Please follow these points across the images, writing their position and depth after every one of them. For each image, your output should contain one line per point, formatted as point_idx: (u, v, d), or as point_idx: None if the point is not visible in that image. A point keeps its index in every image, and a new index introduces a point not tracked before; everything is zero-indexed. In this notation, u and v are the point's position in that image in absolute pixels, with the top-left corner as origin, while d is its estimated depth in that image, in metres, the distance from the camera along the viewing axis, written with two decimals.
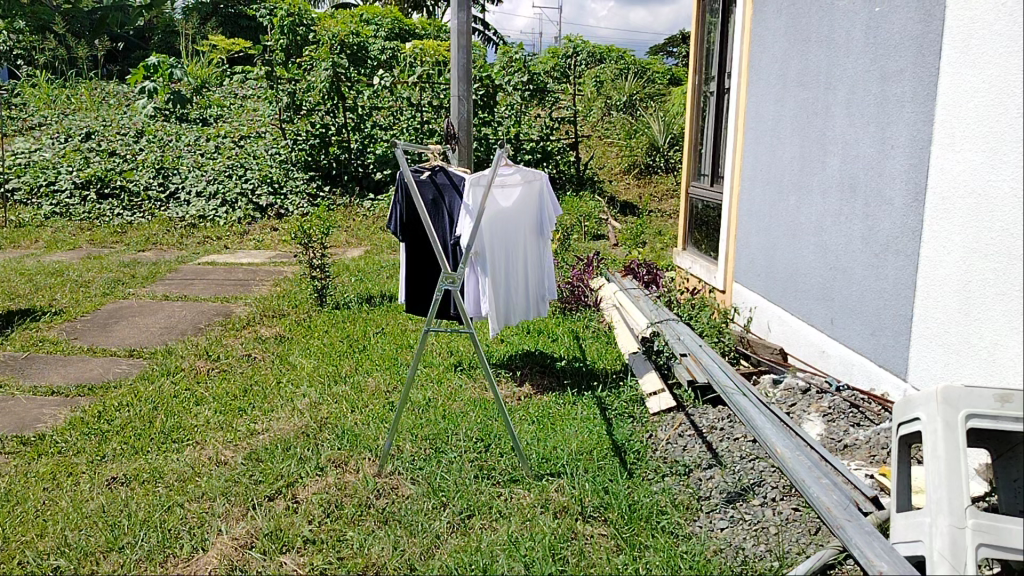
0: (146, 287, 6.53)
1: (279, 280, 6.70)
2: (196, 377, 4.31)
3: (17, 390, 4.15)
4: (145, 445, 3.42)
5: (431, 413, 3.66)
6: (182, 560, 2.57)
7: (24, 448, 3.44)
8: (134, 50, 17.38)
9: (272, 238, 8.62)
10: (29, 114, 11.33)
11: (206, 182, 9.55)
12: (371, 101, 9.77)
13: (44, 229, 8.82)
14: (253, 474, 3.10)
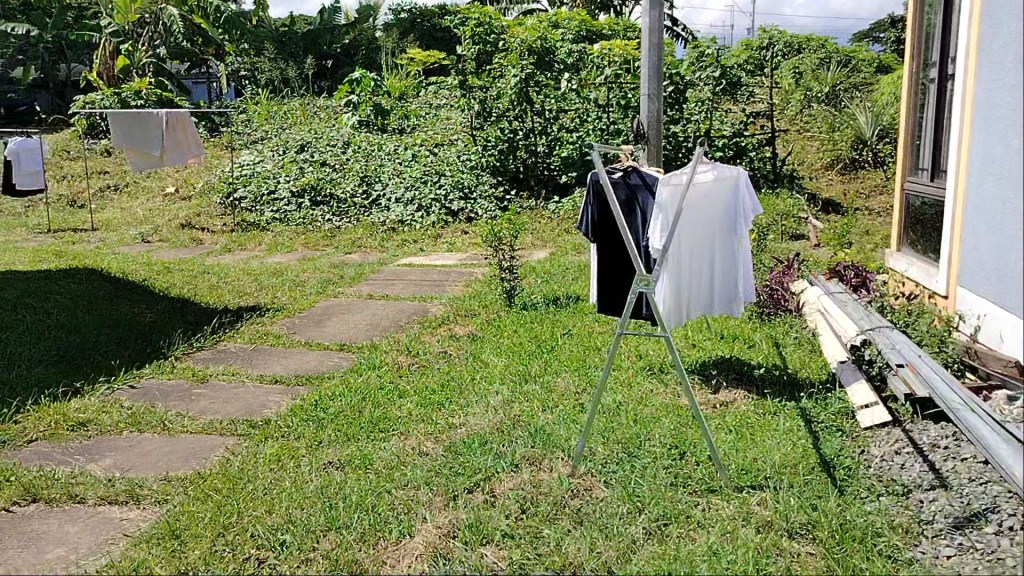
0: (353, 287, 7.00)
1: (471, 281, 6.95)
2: (398, 371, 4.56)
3: (246, 378, 4.60)
4: (356, 433, 3.67)
5: (623, 416, 3.63)
6: (391, 543, 2.72)
7: (254, 430, 3.81)
8: (341, 67, 18.86)
9: (463, 241, 8.94)
10: (252, 130, 12.52)
11: (404, 189, 10.05)
12: (558, 105, 9.91)
13: (266, 234, 9.70)
14: (452, 466, 3.22)
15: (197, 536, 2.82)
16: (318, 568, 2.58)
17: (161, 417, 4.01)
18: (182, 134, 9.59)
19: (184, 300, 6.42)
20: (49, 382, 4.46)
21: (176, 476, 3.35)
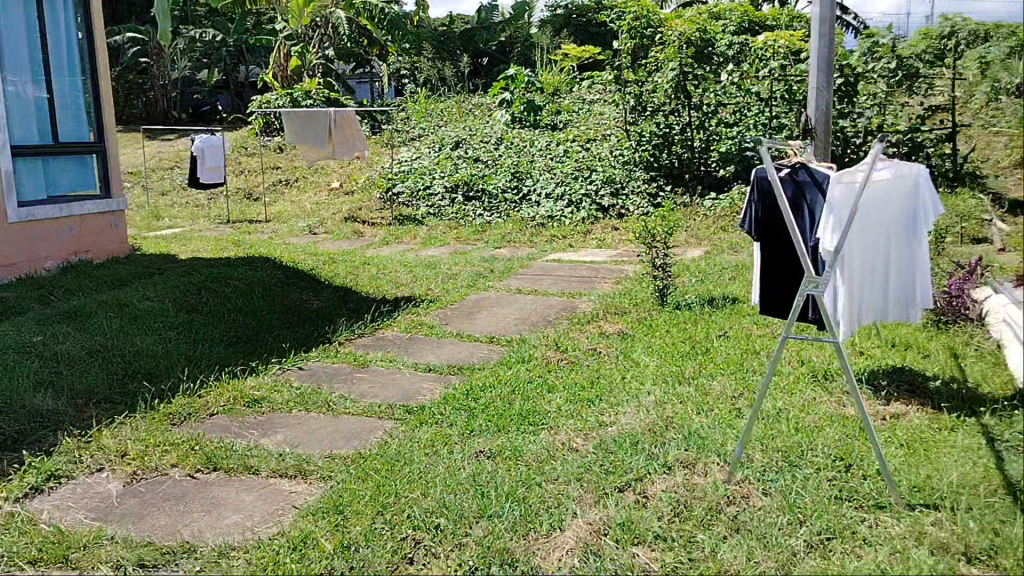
0: (503, 281, 7.11)
1: (621, 278, 6.89)
2: (547, 366, 4.60)
3: (402, 365, 4.79)
4: (507, 424, 3.73)
5: (783, 424, 3.49)
6: (543, 535, 2.76)
7: (409, 416, 3.96)
8: (496, 64, 19.23)
9: (614, 237, 8.87)
10: (411, 127, 13.00)
11: (555, 184, 10.12)
12: (717, 98, 9.60)
13: (421, 228, 10.05)
14: (603, 464, 3.22)
15: (358, 512, 2.97)
16: (471, 553, 2.65)
17: (326, 398, 4.24)
18: (349, 132, 10.12)
19: (346, 289, 6.76)
20: (228, 361, 4.82)
21: (339, 455, 3.54)
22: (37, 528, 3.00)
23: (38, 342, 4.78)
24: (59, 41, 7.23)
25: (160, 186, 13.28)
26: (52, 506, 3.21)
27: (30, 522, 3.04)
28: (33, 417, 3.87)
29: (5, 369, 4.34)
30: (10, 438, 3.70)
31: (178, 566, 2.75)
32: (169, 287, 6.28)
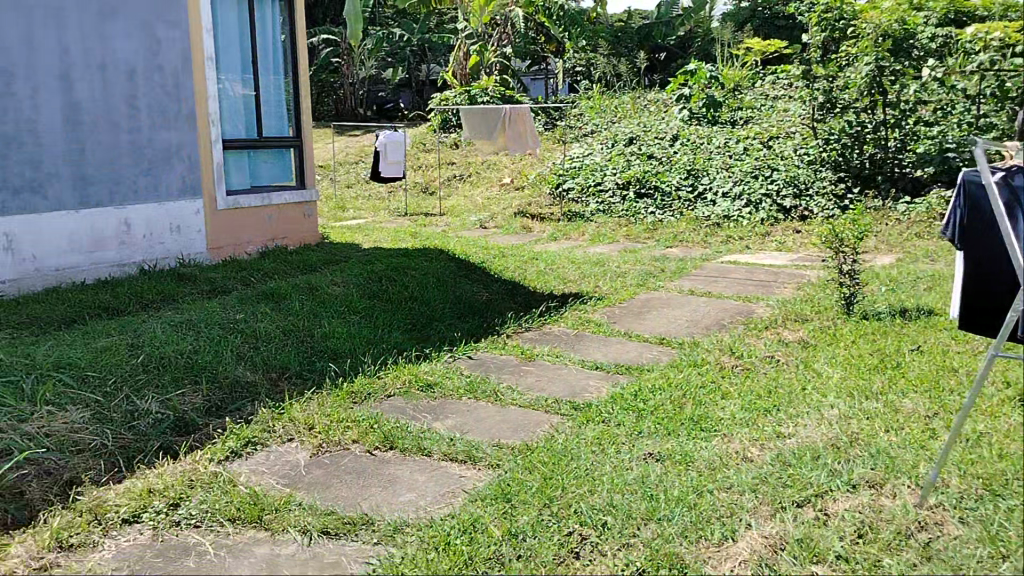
0: (674, 282, 6.98)
1: (801, 283, 6.57)
2: (720, 371, 4.47)
3: (570, 362, 4.83)
4: (677, 429, 3.66)
5: (986, 450, 3.19)
6: (713, 544, 2.69)
7: (577, 413, 3.98)
8: (674, 60, 18.88)
9: (795, 240, 8.47)
10: (585, 124, 13.02)
11: (732, 183, 9.80)
12: (917, 96, 8.99)
13: (591, 224, 10.07)
14: (779, 476, 3.08)
15: (526, 503, 3.02)
16: (639, 554, 2.64)
17: (495, 388, 4.35)
18: (521, 127, 10.24)
19: (516, 283, 6.89)
20: (404, 346, 5.05)
21: (508, 445, 3.62)
22: (236, 489, 3.27)
23: (239, 319, 5.23)
24: (267, 42, 7.82)
25: (346, 178, 14.12)
26: (248, 470, 3.49)
27: (230, 483, 3.33)
28: (234, 388, 4.24)
29: (212, 342, 4.77)
30: (214, 406, 4.07)
31: (358, 537, 2.92)
32: (353, 274, 6.67)
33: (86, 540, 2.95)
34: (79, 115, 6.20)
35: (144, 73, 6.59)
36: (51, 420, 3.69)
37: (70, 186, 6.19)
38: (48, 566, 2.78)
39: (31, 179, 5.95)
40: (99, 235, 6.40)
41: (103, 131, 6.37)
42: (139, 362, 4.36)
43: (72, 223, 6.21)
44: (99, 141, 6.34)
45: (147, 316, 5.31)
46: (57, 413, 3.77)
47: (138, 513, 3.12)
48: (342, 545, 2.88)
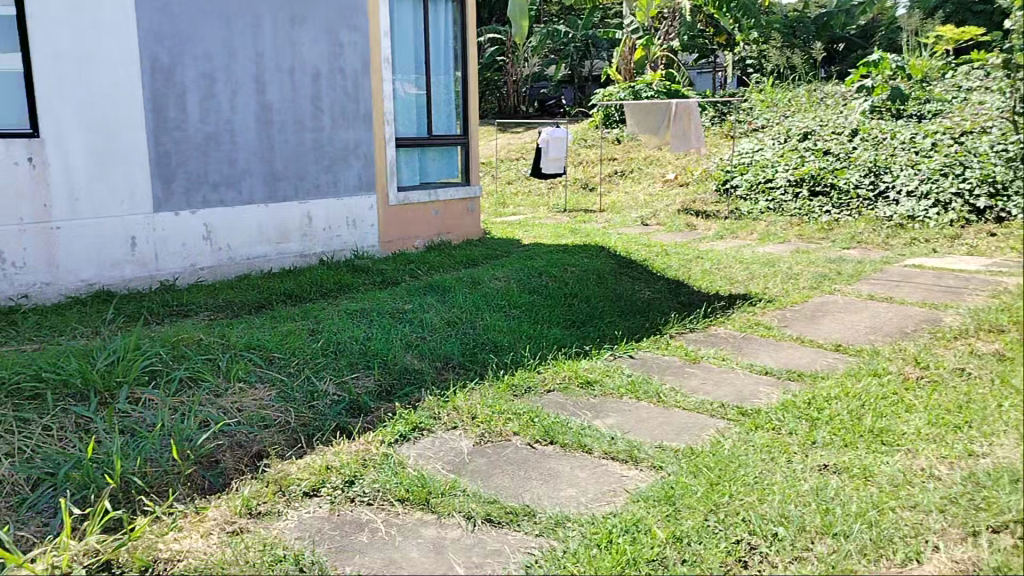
0: (851, 285, 6.59)
1: (999, 291, 6.01)
2: (905, 383, 4.17)
3: (737, 365, 4.68)
4: (854, 441, 3.46)
5: None
6: (895, 566, 2.54)
7: (744, 418, 3.86)
8: (855, 51, 17.82)
9: (990, 243, 7.77)
10: (756, 118, 12.55)
11: (919, 181, 9.07)
12: None
13: (759, 223, 9.73)
14: (971, 498, 2.84)
15: (691, 507, 2.96)
16: (813, 569, 2.53)
17: (657, 389, 4.29)
18: (687, 123, 9.97)
19: (679, 282, 6.75)
20: (565, 341, 5.08)
21: (670, 447, 3.56)
22: (405, 471, 3.42)
23: (408, 309, 5.45)
24: (439, 43, 8.10)
25: (508, 174, 14.37)
26: (416, 453, 3.64)
27: (400, 465, 3.48)
28: (403, 374, 4.43)
29: (383, 330, 5.00)
30: (385, 391, 4.27)
31: (520, 528, 2.97)
32: (515, 269, 6.79)
33: (272, 509, 3.18)
34: (271, 115, 6.65)
35: (328, 75, 7.00)
36: (243, 396, 4.01)
37: (261, 181, 6.65)
38: (240, 530, 3.02)
39: (229, 175, 6.43)
40: (284, 227, 6.85)
41: (291, 130, 6.80)
42: (318, 345, 4.64)
43: (262, 216, 6.68)
44: (287, 139, 6.78)
45: (325, 304, 5.65)
46: (248, 390, 4.09)
47: (318, 488, 3.33)
48: (506, 533, 2.95)
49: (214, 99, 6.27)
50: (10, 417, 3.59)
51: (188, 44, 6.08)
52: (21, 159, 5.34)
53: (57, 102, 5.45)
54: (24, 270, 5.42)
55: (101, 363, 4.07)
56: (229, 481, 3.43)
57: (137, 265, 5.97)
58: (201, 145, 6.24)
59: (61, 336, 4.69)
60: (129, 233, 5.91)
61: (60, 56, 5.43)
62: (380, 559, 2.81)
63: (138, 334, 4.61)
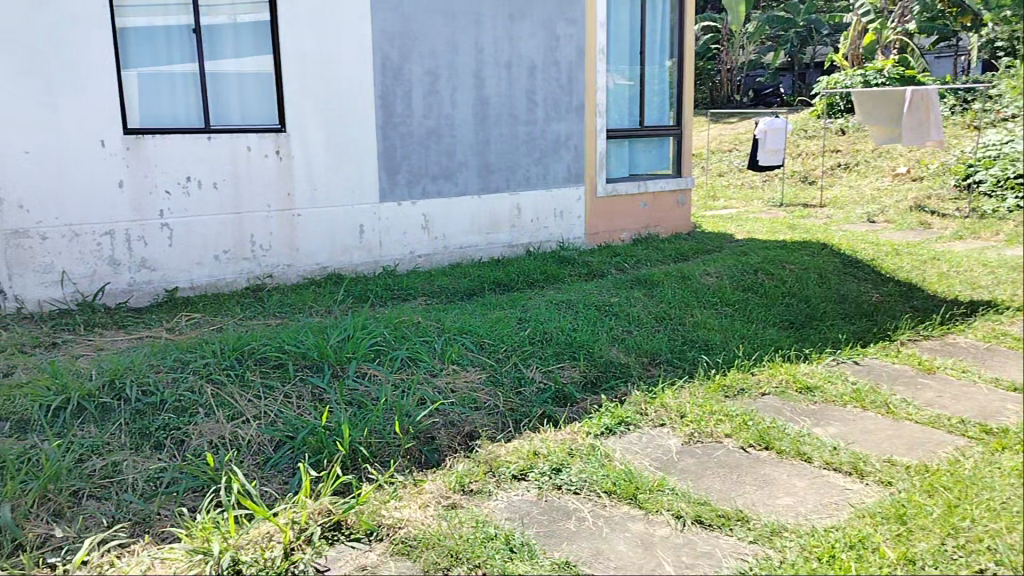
0: None
1: None
2: None
3: (980, 378, 4.23)
4: None
5: None
6: None
7: (989, 438, 3.48)
8: None
9: None
10: None
11: None
12: None
13: None
14: None
15: (925, 528, 2.72)
16: None
17: (886, 399, 3.98)
18: (925, 114, 9.07)
19: (911, 285, 6.20)
20: (781, 343, 4.83)
21: (900, 463, 3.28)
22: (612, 464, 3.40)
23: (615, 301, 5.43)
24: (655, 33, 7.99)
25: (719, 166, 13.89)
26: (623, 447, 3.61)
27: (607, 457, 3.47)
28: (609, 367, 4.40)
29: (590, 322, 5.02)
30: (591, 382, 4.28)
31: (732, 533, 2.87)
32: (727, 264, 6.56)
33: (484, 488, 3.28)
34: (488, 110, 6.87)
35: (543, 69, 7.12)
36: (457, 378, 4.18)
37: (476, 173, 6.90)
38: (455, 505, 3.16)
39: (447, 167, 6.73)
40: (496, 218, 7.07)
41: (506, 124, 6.99)
42: (527, 334, 4.73)
43: (475, 207, 6.94)
44: (502, 132, 6.99)
45: (534, 293, 5.75)
46: (460, 372, 4.26)
47: (526, 472, 3.39)
48: (717, 537, 2.86)
49: (436, 95, 6.58)
50: (258, 383, 3.96)
51: (415, 43, 6.42)
52: (270, 152, 5.89)
53: (300, 100, 5.96)
54: (269, 253, 5.99)
55: (333, 340, 4.40)
56: (443, 457, 3.59)
57: (363, 251, 6.42)
58: (423, 138, 6.57)
59: (298, 314, 5.13)
60: (357, 222, 6.36)
61: (304, 58, 5.93)
62: (587, 548, 2.83)
63: (363, 314, 4.94)
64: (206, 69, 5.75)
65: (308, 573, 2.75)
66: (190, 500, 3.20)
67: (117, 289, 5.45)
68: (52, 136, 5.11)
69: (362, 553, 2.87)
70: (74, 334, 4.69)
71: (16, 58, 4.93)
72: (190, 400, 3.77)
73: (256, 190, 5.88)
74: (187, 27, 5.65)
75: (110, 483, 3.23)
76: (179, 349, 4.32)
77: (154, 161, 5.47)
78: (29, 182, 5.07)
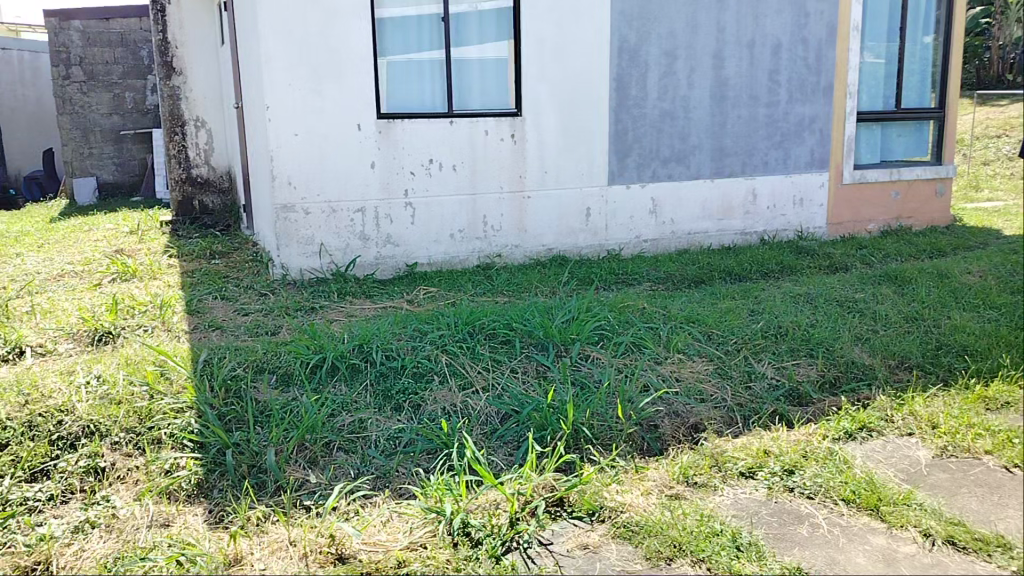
0: None
1: None
2: None
3: None
4: None
5: None
6: None
7: None
8: None
9: None
10: None
11: None
12: None
13: None
14: None
15: None
16: None
17: None
18: None
19: None
20: None
21: None
22: (851, 471, 3.17)
23: (858, 297, 5.04)
24: (918, 6, 7.29)
25: None
26: (864, 454, 3.36)
27: (846, 463, 3.24)
28: (851, 367, 4.10)
29: (828, 318, 4.70)
30: (829, 382, 4.01)
31: (992, 559, 2.57)
32: (990, 262, 5.87)
33: (709, 482, 3.19)
34: (726, 91, 6.64)
35: (789, 47, 6.75)
36: (682, 367, 4.10)
37: (709, 157, 6.70)
38: (679, 495, 3.10)
39: (679, 151, 6.59)
40: (727, 204, 6.83)
41: (744, 106, 6.72)
42: (758, 327, 4.53)
43: (706, 191, 6.75)
44: (739, 115, 6.72)
45: (767, 284, 5.49)
46: (686, 361, 4.17)
47: (755, 470, 3.25)
48: (974, 562, 2.58)
49: (672, 76, 6.45)
50: (487, 356, 4.12)
51: (654, 24, 6.33)
52: (506, 136, 6.08)
53: (537, 84, 6.09)
54: (500, 232, 6.22)
55: (559, 320, 4.48)
56: (667, 447, 3.53)
57: (590, 234, 6.48)
58: (656, 121, 6.48)
59: (525, 293, 5.28)
60: (585, 204, 6.41)
61: (543, 42, 6.04)
62: (821, 556, 2.66)
63: (589, 297, 4.97)
64: (452, 55, 6.04)
65: (532, 545, 2.82)
66: (426, 462, 3.39)
67: (365, 261, 5.92)
68: (317, 120, 5.60)
69: (585, 532, 2.90)
70: (328, 301, 5.15)
71: (291, 49, 5.44)
72: (427, 367, 4.00)
73: (492, 171, 6.10)
74: (436, 15, 5.94)
75: (357, 438, 3.50)
76: (418, 320, 4.61)
77: (402, 143, 5.84)
78: (297, 161, 5.60)
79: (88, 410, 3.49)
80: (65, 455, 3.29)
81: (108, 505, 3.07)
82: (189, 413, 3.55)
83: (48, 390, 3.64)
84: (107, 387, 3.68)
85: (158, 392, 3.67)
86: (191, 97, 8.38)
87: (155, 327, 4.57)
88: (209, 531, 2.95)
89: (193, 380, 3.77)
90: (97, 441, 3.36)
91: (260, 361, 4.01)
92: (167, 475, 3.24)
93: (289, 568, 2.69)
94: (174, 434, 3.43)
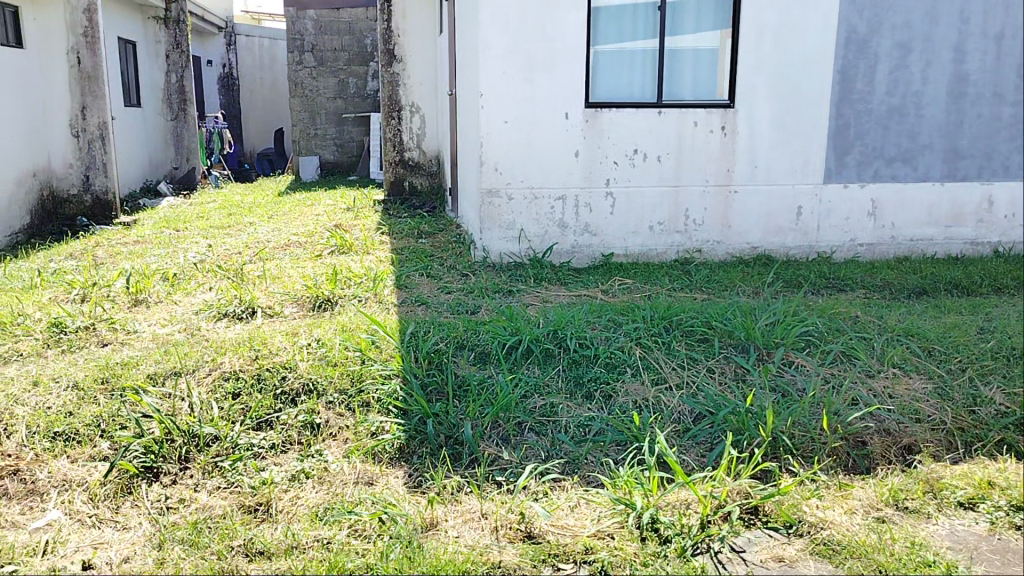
0: None
1: None
2: None
3: None
4: None
5: None
6: None
7: None
8: None
9: None
10: None
11: None
12: None
13: None
14: None
15: None
16: None
17: None
18: None
19: None
20: None
21: None
22: None
23: None
24: None
25: None
26: None
27: None
28: None
29: None
30: None
31: None
32: None
33: (922, 508, 2.96)
34: (966, 86, 5.69)
35: None
36: (896, 383, 3.83)
37: (941, 158, 5.98)
38: (886, 519, 2.90)
39: (907, 150, 6.04)
40: (959, 210, 6.11)
41: (987, 105, 5.57)
42: (988, 345, 4.11)
43: (936, 194, 6.13)
44: (981, 114, 5.65)
45: (1000, 301, 4.98)
46: (902, 377, 3.88)
47: (976, 502, 2.98)
48: None
49: (904, 69, 5.88)
50: (683, 353, 4.05)
51: (889, 14, 5.84)
52: (716, 128, 5.94)
53: (754, 74, 5.90)
54: (703, 227, 6.11)
55: (762, 322, 4.31)
56: (874, 466, 3.32)
57: (799, 234, 6.21)
58: (883, 117, 6.00)
59: (725, 291, 5.13)
60: (797, 203, 6.15)
61: (764, 31, 5.84)
62: None
63: (796, 300, 4.75)
64: (666, 45, 5.95)
65: (723, 549, 2.76)
66: (615, 453, 3.39)
67: (563, 248, 6.02)
68: (527, 107, 5.73)
69: (780, 544, 2.78)
70: (524, 285, 5.26)
71: (508, 37, 5.60)
72: (621, 359, 3.99)
73: (699, 163, 5.98)
74: (653, 5, 5.88)
75: (548, 421, 3.57)
76: (613, 310, 4.62)
77: (608, 133, 5.85)
78: (506, 148, 5.77)
79: (307, 368, 3.81)
80: (286, 408, 3.60)
81: (321, 459, 3.32)
82: (396, 380, 3.78)
83: (276, 347, 4.01)
84: (325, 350, 3.99)
85: (369, 358, 3.94)
86: (410, 83, 8.87)
87: (369, 298, 4.89)
88: (409, 494, 3.12)
89: (401, 350, 4.01)
90: (314, 399, 3.66)
91: (462, 338, 4.19)
92: (373, 437, 3.46)
93: (482, 540, 2.80)
94: (382, 399, 3.66)
